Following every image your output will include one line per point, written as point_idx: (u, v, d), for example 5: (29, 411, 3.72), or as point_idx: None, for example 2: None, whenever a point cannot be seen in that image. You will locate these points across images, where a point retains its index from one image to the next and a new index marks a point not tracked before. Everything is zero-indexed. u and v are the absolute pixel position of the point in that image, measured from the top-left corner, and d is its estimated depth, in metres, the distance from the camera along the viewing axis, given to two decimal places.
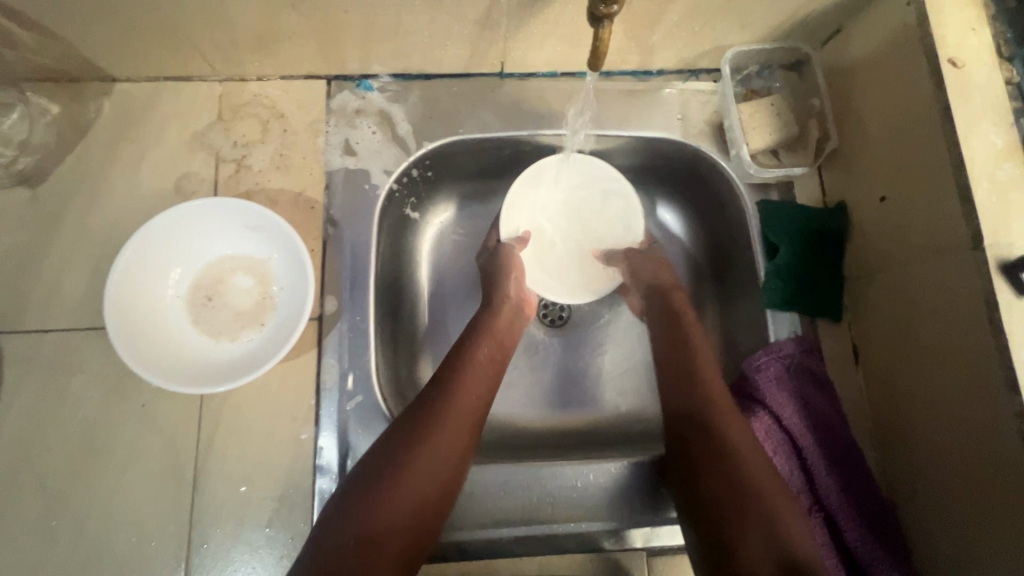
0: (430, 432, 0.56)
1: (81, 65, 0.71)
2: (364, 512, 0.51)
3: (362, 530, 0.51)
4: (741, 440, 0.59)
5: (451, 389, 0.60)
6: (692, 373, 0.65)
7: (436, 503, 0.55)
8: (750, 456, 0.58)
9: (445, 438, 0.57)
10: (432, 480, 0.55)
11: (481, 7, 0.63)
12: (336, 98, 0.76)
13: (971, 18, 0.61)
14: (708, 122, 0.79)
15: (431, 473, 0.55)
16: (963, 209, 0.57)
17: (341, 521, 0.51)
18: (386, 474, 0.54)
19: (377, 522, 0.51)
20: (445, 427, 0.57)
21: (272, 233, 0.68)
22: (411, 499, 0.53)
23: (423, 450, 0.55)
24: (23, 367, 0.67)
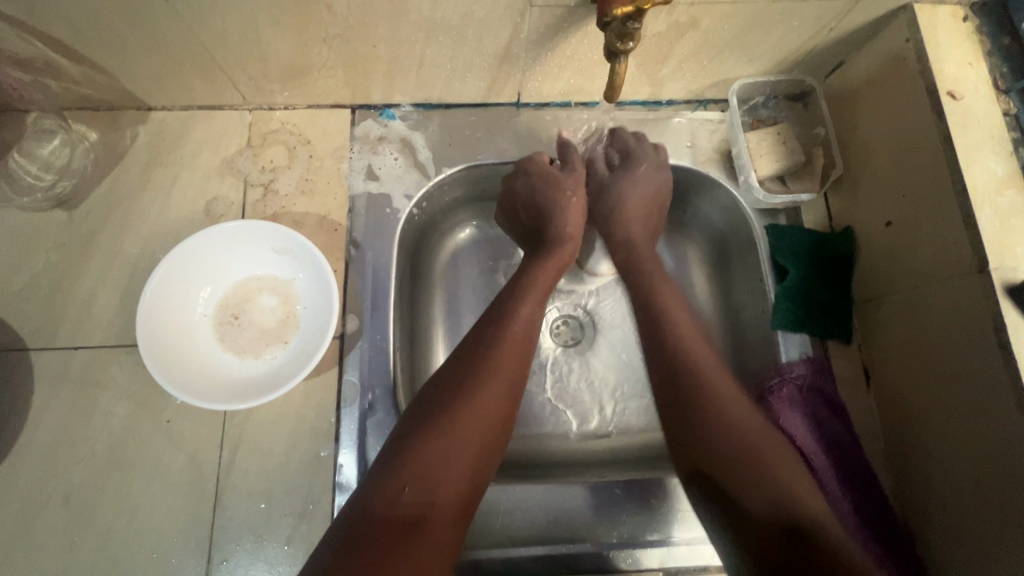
0: (480, 371, 0.57)
1: (120, 95, 0.74)
2: (416, 476, 0.50)
3: (416, 494, 0.49)
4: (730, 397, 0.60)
5: (496, 332, 0.61)
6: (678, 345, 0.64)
7: (492, 442, 0.55)
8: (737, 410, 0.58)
9: (496, 380, 0.57)
10: (482, 429, 0.55)
11: (503, 42, 0.67)
12: (359, 125, 0.80)
13: (967, 54, 0.64)
14: (716, 150, 0.83)
15: (479, 432, 0.54)
16: (968, 234, 0.60)
17: (389, 488, 0.49)
18: (436, 424, 0.53)
19: (433, 485, 0.50)
20: (494, 368, 0.58)
21: (298, 254, 0.71)
22: (472, 446, 0.53)
23: (471, 410, 0.55)
24: (52, 383, 0.68)
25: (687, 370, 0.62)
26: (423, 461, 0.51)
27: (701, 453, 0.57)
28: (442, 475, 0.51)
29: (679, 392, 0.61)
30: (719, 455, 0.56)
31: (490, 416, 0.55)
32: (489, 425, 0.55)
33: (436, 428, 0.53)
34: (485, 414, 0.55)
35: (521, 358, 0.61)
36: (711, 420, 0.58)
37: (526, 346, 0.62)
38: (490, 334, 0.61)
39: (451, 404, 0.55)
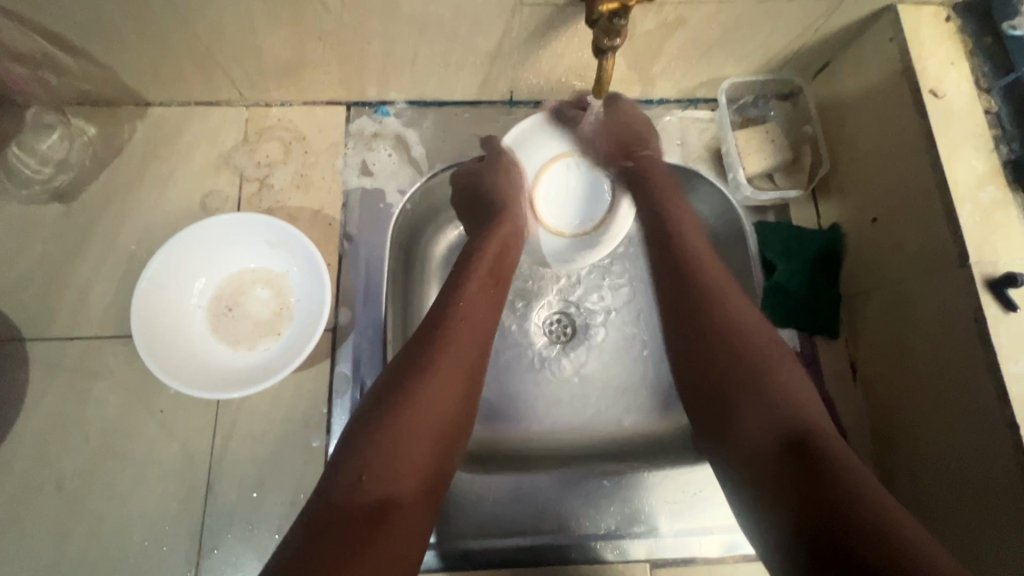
0: (436, 360, 0.55)
1: (119, 90, 0.76)
2: (370, 464, 0.48)
3: (378, 482, 0.48)
4: (738, 300, 0.61)
5: (447, 318, 0.59)
6: (687, 254, 0.65)
7: (448, 434, 0.54)
8: (743, 313, 0.60)
9: (453, 369, 0.56)
10: (441, 414, 0.53)
11: (494, 39, 0.68)
12: (354, 122, 0.81)
13: (950, 53, 0.65)
14: (706, 148, 0.84)
15: (435, 412, 0.53)
16: (949, 228, 0.61)
17: (344, 478, 0.48)
18: (388, 418, 0.51)
19: (392, 471, 0.49)
20: (448, 356, 0.56)
21: (292, 247, 0.72)
22: (426, 438, 0.52)
23: (427, 392, 0.53)
24: (47, 373, 0.69)
25: (700, 297, 0.61)
26: (379, 448, 0.49)
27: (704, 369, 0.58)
28: (399, 462, 0.49)
29: (691, 293, 0.62)
30: (722, 378, 0.56)
31: (445, 407, 0.54)
32: (446, 406, 0.54)
33: (388, 421, 0.51)
34: (442, 407, 0.54)
35: (479, 347, 0.59)
36: (721, 347, 0.57)
37: (481, 333, 0.60)
38: (443, 314, 0.59)
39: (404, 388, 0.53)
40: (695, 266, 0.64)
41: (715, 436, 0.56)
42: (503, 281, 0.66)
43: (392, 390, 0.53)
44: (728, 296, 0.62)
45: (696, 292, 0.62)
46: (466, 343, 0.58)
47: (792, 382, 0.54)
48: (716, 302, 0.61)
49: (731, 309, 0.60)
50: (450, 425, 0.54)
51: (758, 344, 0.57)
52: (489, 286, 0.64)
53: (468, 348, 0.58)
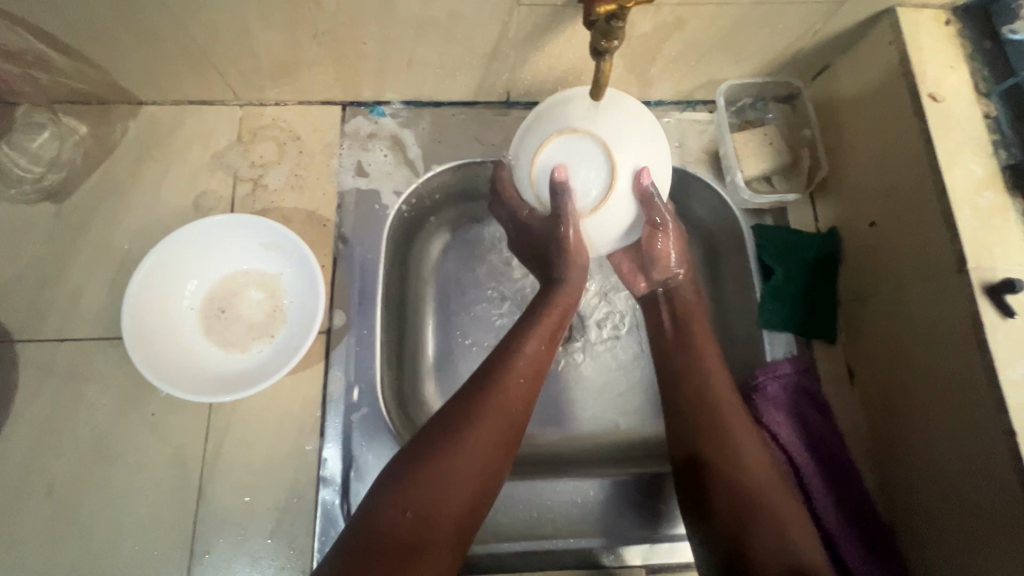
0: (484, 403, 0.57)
1: (111, 89, 0.75)
2: (413, 502, 0.51)
3: (411, 521, 0.50)
4: (749, 437, 0.62)
5: (506, 365, 0.61)
6: (708, 393, 0.64)
7: (487, 483, 0.55)
8: (753, 456, 0.60)
9: (499, 415, 0.57)
10: (484, 457, 0.55)
11: (491, 40, 0.67)
12: (350, 122, 0.80)
13: (950, 57, 0.65)
14: (705, 150, 0.83)
15: (474, 466, 0.54)
16: (948, 233, 0.60)
17: (389, 509, 0.51)
18: (431, 457, 0.53)
19: (427, 512, 0.51)
20: (495, 400, 0.58)
21: (286, 249, 0.71)
22: (464, 482, 0.53)
23: (465, 442, 0.54)
24: (37, 375, 0.68)
25: (708, 427, 0.62)
26: (416, 490, 0.52)
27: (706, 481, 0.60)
28: (437, 502, 0.52)
29: (704, 420, 0.62)
30: (732, 501, 0.58)
31: (487, 455, 0.55)
32: (485, 460, 0.55)
33: (431, 458, 0.53)
34: (483, 453, 0.55)
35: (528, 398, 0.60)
36: (735, 486, 0.59)
37: (535, 384, 0.62)
38: (506, 361, 0.61)
39: (445, 435, 0.55)
40: (722, 400, 0.63)
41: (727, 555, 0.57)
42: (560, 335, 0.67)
43: (435, 435, 0.55)
44: (734, 418, 0.63)
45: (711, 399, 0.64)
46: (509, 401, 0.58)
47: (775, 525, 0.56)
48: (724, 407, 0.63)
49: (747, 440, 0.61)
50: (493, 475, 0.55)
51: (755, 452, 0.61)
52: (550, 343, 0.65)
53: (515, 406, 0.58)
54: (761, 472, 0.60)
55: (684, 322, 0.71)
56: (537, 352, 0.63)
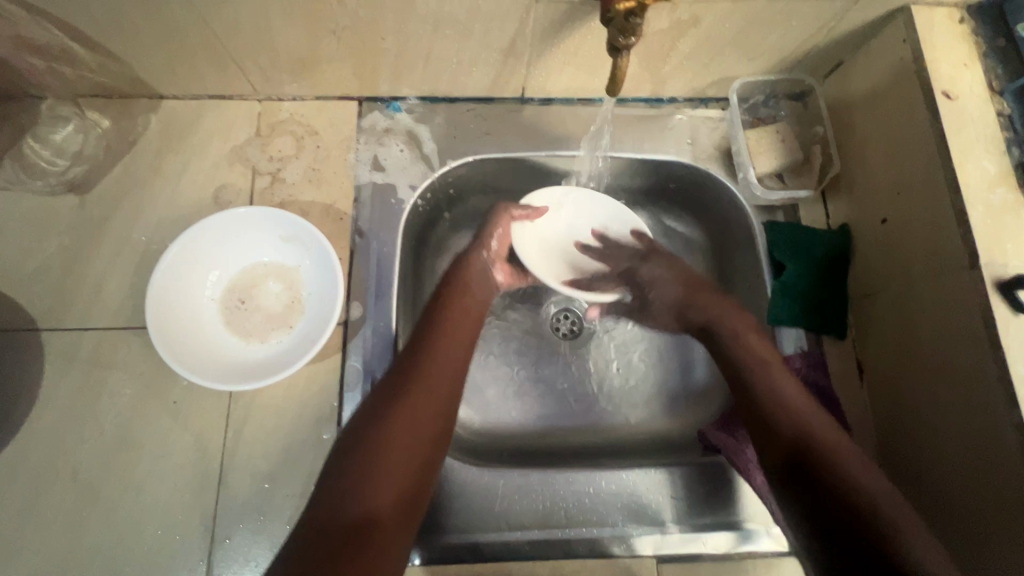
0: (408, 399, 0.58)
1: (134, 84, 0.76)
2: (347, 489, 0.52)
3: (352, 502, 0.51)
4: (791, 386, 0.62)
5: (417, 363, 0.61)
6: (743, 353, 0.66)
7: (423, 470, 0.56)
8: (797, 397, 0.61)
9: (423, 408, 0.58)
10: (418, 446, 0.56)
11: (508, 37, 0.68)
12: (366, 117, 0.81)
13: (963, 55, 0.65)
14: (716, 147, 0.84)
15: (411, 442, 0.56)
16: (960, 231, 0.61)
17: (327, 502, 0.51)
18: (365, 455, 0.54)
19: (365, 489, 0.52)
20: (415, 397, 0.58)
21: (305, 242, 0.73)
22: (402, 471, 0.54)
23: (392, 426, 0.56)
24: (62, 363, 0.70)
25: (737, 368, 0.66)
26: (355, 473, 0.52)
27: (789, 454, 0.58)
28: (374, 489, 0.52)
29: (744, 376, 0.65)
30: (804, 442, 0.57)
31: (419, 445, 0.56)
32: (417, 443, 0.56)
33: (364, 456, 0.54)
34: (415, 442, 0.56)
35: (450, 386, 0.61)
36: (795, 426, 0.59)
37: (455, 376, 0.62)
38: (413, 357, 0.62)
39: (378, 416, 0.57)
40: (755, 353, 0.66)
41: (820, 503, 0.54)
42: (477, 328, 0.68)
43: (361, 435, 0.55)
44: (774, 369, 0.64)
45: (765, 398, 0.62)
46: (435, 379, 0.61)
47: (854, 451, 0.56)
48: (788, 406, 0.60)
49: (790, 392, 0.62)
50: (427, 462, 0.56)
51: (833, 436, 0.57)
52: (460, 329, 0.66)
53: (441, 381, 0.61)
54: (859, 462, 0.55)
55: (715, 326, 0.71)
56: (459, 331, 0.66)
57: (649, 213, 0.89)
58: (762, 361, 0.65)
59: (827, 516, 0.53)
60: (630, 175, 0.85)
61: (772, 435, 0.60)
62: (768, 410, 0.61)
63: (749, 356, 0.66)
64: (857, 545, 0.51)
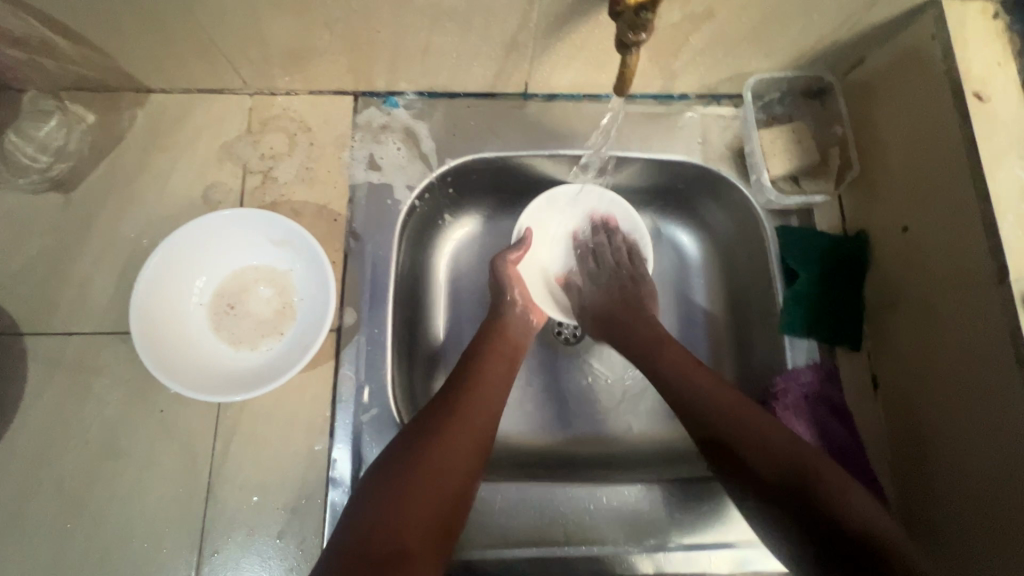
0: (449, 428, 0.57)
1: (119, 77, 0.73)
2: (384, 514, 0.49)
3: (388, 529, 0.48)
4: (752, 418, 0.60)
5: (461, 391, 0.61)
6: (688, 387, 0.65)
7: (459, 499, 0.54)
8: (763, 429, 0.59)
9: (464, 436, 0.57)
10: (457, 473, 0.54)
11: (510, 30, 0.64)
12: (362, 113, 0.78)
13: (997, 53, 0.61)
14: (728, 147, 0.80)
15: (451, 471, 0.54)
16: (988, 243, 0.57)
17: (361, 528, 0.49)
18: (405, 480, 0.52)
19: (400, 517, 0.49)
20: (456, 424, 0.57)
21: (296, 246, 0.70)
22: (438, 500, 0.52)
23: (433, 452, 0.54)
24: (45, 369, 0.68)
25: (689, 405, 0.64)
26: (398, 499, 0.50)
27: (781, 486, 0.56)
28: (410, 516, 0.50)
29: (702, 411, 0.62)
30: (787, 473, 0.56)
31: (458, 472, 0.54)
32: (457, 471, 0.54)
33: (403, 480, 0.52)
34: (454, 471, 0.54)
35: (490, 416, 0.60)
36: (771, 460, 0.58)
37: (494, 405, 0.61)
38: (457, 385, 0.62)
39: (421, 444, 0.55)
40: (698, 383, 0.64)
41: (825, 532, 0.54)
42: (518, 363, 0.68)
43: (399, 460, 0.54)
44: (733, 406, 0.62)
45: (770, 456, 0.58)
46: (476, 413, 0.59)
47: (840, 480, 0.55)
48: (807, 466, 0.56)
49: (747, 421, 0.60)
50: (463, 490, 0.54)
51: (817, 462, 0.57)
52: (504, 362, 0.67)
53: (482, 416, 0.59)
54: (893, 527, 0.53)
55: (663, 374, 0.67)
56: (495, 369, 0.65)
57: (651, 215, 0.87)
58: (746, 418, 0.60)
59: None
60: (635, 174, 0.82)
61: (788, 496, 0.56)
62: (770, 469, 0.57)
63: (731, 408, 0.62)
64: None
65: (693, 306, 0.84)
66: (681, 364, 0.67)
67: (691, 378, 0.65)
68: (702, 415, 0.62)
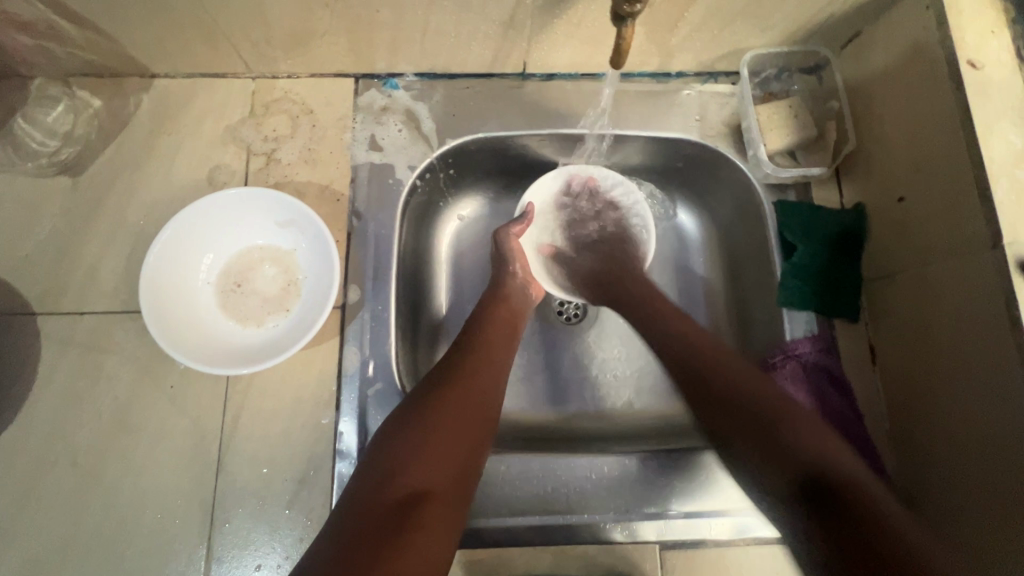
0: (454, 386, 0.58)
1: (125, 62, 0.74)
2: (397, 465, 0.51)
3: (403, 479, 0.50)
4: (747, 374, 0.61)
5: (463, 354, 0.63)
6: (682, 342, 0.66)
7: (472, 453, 0.55)
8: (760, 391, 0.59)
9: (471, 393, 0.59)
10: (467, 426, 0.56)
11: (507, 8, 0.65)
12: (363, 95, 0.79)
13: (992, 21, 0.61)
14: (726, 124, 0.81)
15: (462, 426, 0.56)
16: (983, 210, 0.57)
17: (376, 480, 0.50)
18: (415, 434, 0.54)
19: (414, 467, 0.51)
20: (463, 382, 0.59)
21: (300, 225, 0.71)
22: (449, 450, 0.54)
23: (443, 409, 0.56)
24: (57, 347, 0.69)
25: (687, 364, 0.64)
26: (407, 454, 0.52)
27: (763, 440, 0.56)
28: (425, 465, 0.51)
29: (692, 363, 0.64)
30: (774, 426, 0.55)
31: (467, 427, 0.56)
32: (466, 427, 0.56)
33: (413, 435, 0.53)
34: (463, 426, 0.56)
35: (495, 376, 0.62)
36: (755, 410, 0.57)
37: (499, 367, 0.63)
38: (462, 350, 0.64)
39: (425, 404, 0.57)
40: (687, 337, 0.66)
41: (788, 470, 0.53)
42: (520, 330, 0.70)
43: (407, 416, 0.56)
44: (728, 365, 0.62)
45: (767, 411, 0.57)
46: (480, 372, 0.61)
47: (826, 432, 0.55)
48: (817, 445, 0.53)
49: (737, 377, 0.61)
50: (473, 441, 0.56)
51: (795, 409, 0.57)
52: (510, 331, 0.68)
53: (490, 377, 0.61)
54: (877, 490, 0.50)
55: (648, 324, 0.69)
56: (497, 334, 0.67)
57: (653, 194, 0.88)
58: (717, 360, 0.63)
59: (823, 518, 0.49)
60: (637, 153, 0.83)
61: (781, 449, 0.54)
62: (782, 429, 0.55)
63: (718, 365, 0.62)
64: (831, 521, 0.48)
65: (691, 283, 0.86)
66: (685, 332, 0.67)
67: (697, 346, 0.65)
68: (703, 382, 0.62)
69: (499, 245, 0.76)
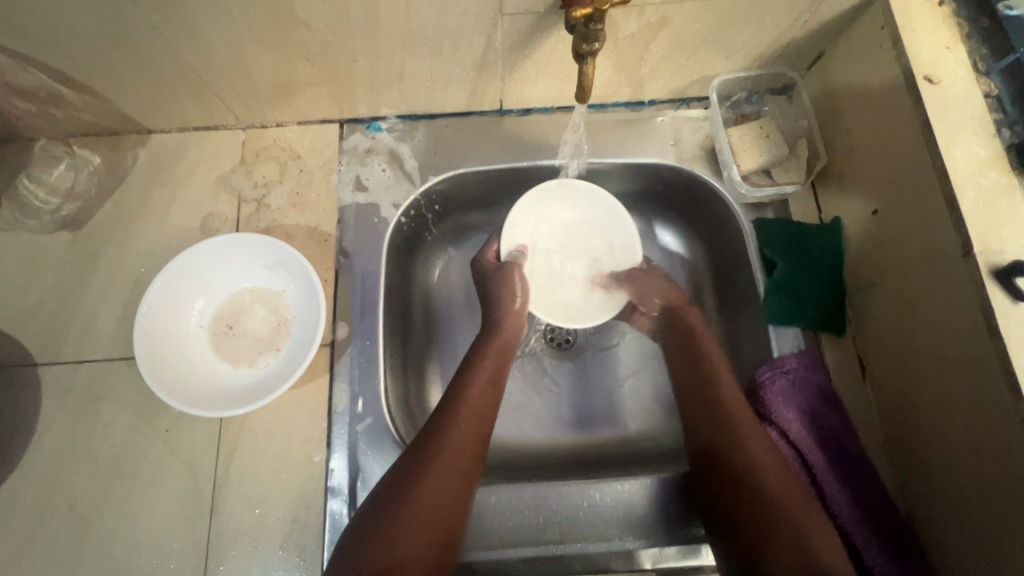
0: (438, 445, 0.58)
1: (121, 121, 0.78)
2: (378, 543, 0.52)
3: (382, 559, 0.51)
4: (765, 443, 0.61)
5: (447, 402, 0.62)
6: (710, 393, 0.66)
7: (452, 523, 0.57)
8: (768, 454, 0.60)
9: (454, 452, 0.59)
10: (449, 490, 0.57)
11: (478, 51, 0.68)
12: (348, 139, 0.82)
13: (946, 37, 0.63)
14: (701, 147, 0.83)
15: (444, 492, 0.57)
16: (952, 219, 0.58)
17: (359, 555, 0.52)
18: (395, 505, 0.54)
19: (393, 543, 0.52)
20: (446, 437, 0.59)
21: (288, 267, 0.74)
22: (428, 522, 0.55)
23: (424, 474, 0.56)
24: (57, 397, 0.71)
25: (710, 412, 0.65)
26: (387, 530, 0.53)
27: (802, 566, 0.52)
28: (403, 541, 0.53)
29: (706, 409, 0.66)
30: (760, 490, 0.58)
31: (448, 493, 0.57)
32: (446, 492, 0.57)
33: (393, 507, 0.54)
34: (445, 488, 0.57)
35: (479, 427, 0.62)
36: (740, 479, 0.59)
37: (485, 419, 0.62)
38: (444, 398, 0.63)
39: (406, 469, 0.57)
40: (713, 369, 0.68)
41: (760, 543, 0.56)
42: (505, 368, 0.68)
43: (391, 481, 0.56)
44: (747, 430, 0.62)
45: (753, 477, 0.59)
46: (466, 426, 0.60)
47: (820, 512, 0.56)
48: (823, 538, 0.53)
49: (755, 436, 0.62)
50: (453, 508, 0.57)
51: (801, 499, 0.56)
52: (495, 375, 0.67)
53: (474, 426, 0.61)
54: None
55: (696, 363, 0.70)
56: (480, 377, 0.65)
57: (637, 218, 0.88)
58: (718, 379, 0.67)
59: None
60: (617, 181, 0.84)
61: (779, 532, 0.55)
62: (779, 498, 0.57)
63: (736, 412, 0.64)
64: None
65: None
66: (714, 377, 0.68)
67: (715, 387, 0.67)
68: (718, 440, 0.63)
69: (482, 274, 0.75)
